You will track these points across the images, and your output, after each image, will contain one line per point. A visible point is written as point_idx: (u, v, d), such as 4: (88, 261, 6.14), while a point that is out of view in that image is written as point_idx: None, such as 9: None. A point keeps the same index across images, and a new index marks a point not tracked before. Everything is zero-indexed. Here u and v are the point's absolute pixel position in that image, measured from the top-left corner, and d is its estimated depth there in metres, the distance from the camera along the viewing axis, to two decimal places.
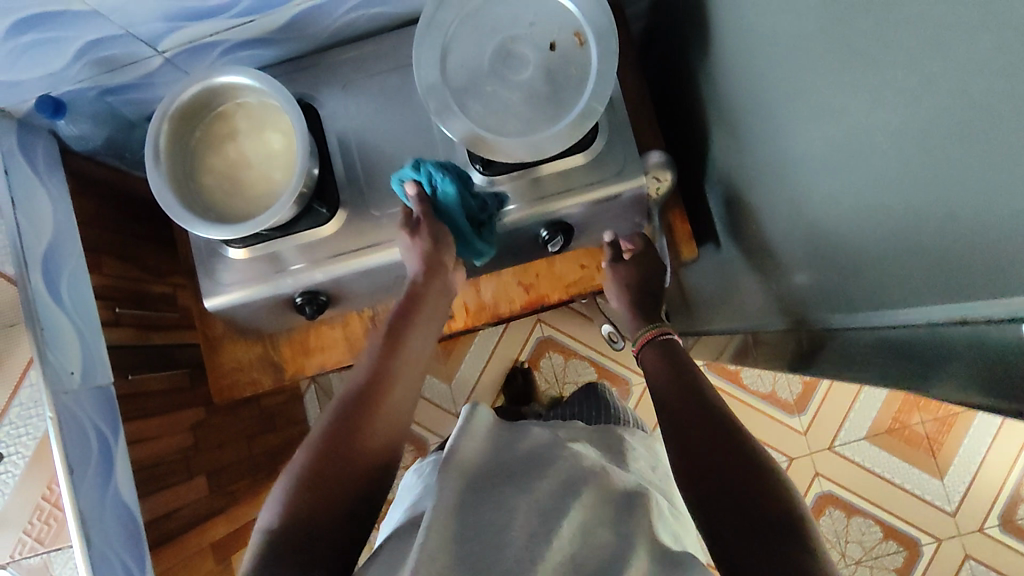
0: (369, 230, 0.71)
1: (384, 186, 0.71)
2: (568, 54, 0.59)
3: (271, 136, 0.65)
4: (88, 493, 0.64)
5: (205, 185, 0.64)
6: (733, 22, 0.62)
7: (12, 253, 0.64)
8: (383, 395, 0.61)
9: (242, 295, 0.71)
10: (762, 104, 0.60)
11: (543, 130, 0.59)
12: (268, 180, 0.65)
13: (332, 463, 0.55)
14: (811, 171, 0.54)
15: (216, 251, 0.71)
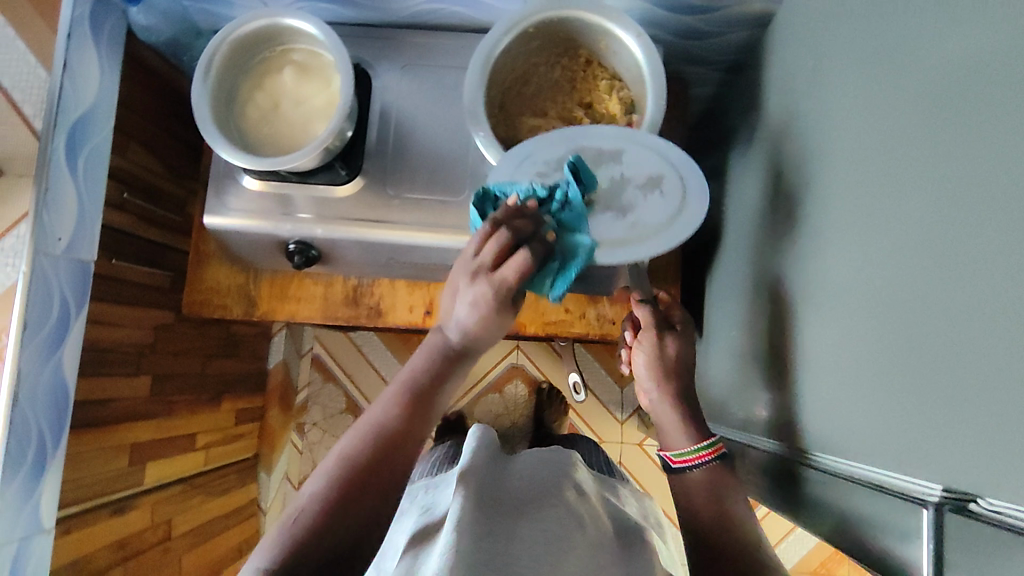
0: (380, 205, 0.73)
1: (408, 170, 0.73)
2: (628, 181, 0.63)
3: (318, 89, 0.67)
4: (32, 356, 0.66)
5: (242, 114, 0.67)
6: (783, 131, 0.64)
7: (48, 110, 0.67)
8: (405, 450, 0.53)
9: (241, 223, 0.73)
10: (789, 215, 0.61)
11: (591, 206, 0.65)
12: (301, 127, 0.67)
13: (350, 507, 0.48)
14: (811, 300, 0.55)
15: (234, 175, 0.73)
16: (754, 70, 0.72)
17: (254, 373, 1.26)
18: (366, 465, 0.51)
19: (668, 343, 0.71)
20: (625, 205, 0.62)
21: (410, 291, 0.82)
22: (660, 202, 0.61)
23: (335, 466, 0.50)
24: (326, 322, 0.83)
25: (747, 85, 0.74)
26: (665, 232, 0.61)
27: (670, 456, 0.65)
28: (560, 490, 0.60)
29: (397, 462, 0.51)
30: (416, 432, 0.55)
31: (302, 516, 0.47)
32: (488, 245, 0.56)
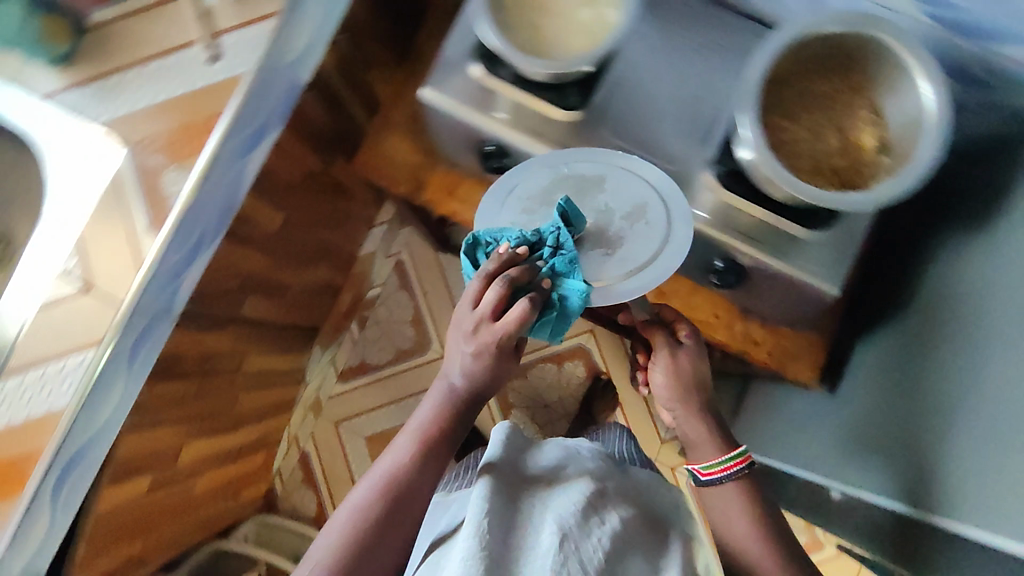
0: (587, 143, 0.73)
1: (631, 120, 0.73)
2: (632, 213, 0.69)
3: (590, 12, 0.67)
4: (229, 150, 0.66)
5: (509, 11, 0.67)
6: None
7: None
8: (414, 479, 0.58)
9: (450, 106, 0.74)
10: (1010, 308, 0.57)
11: (662, 248, 0.67)
12: (557, 40, 0.67)
13: (362, 556, 0.55)
14: (998, 395, 0.54)
15: (464, 62, 0.73)
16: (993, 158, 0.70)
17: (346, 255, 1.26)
18: (396, 491, 0.57)
19: (683, 353, 0.68)
20: (619, 236, 0.68)
21: None
22: (648, 231, 0.68)
23: (339, 531, 0.55)
24: None
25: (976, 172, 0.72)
26: (650, 261, 0.67)
27: (699, 470, 0.69)
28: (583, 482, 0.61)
29: (418, 485, 0.58)
30: (427, 460, 0.59)
31: (309, 564, 0.54)
32: (487, 295, 0.57)
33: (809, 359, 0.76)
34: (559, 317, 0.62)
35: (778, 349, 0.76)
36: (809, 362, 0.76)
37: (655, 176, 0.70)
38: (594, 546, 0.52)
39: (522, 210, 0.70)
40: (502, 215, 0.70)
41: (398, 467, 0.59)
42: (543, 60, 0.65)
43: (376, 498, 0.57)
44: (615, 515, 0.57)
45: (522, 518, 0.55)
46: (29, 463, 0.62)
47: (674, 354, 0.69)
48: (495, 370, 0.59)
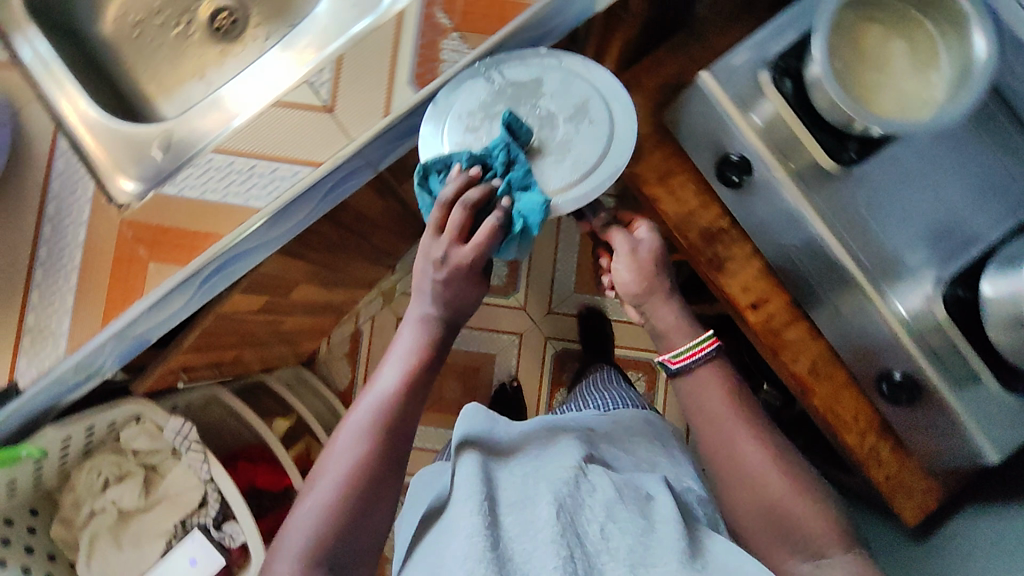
0: (831, 200, 0.69)
1: (887, 202, 0.68)
2: (580, 108, 0.59)
3: (915, 86, 0.61)
4: (512, 45, 0.64)
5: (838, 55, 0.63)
6: None
7: None
8: (399, 413, 0.56)
9: (717, 95, 0.70)
10: None
11: (598, 137, 0.59)
12: (866, 87, 0.62)
13: (378, 479, 0.54)
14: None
15: (763, 64, 0.69)
16: None
17: None
18: (391, 431, 0.56)
19: (645, 244, 0.62)
20: (563, 143, 0.59)
21: (757, 276, 0.78)
22: (591, 134, 0.59)
23: (346, 462, 0.53)
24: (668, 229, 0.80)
25: None
26: (597, 166, 0.58)
27: (670, 360, 0.61)
28: (551, 442, 0.65)
29: (411, 417, 0.57)
30: (410, 395, 0.57)
31: (314, 494, 0.53)
32: (451, 218, 0.54)
33: (915, 498, 0.76)
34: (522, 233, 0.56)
35: (896, 475, 0.76)
36: (915, 501, 0.76)
37: (588, 69, 0.61)
38: (593, 520, 0.56)
39: (464, 123, 0.59)
40: (442, 137, 0.59)
41: (387, 404, 0.56)
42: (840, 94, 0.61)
43: (371, 427, 0.55)
44: (606, 475, 0.60)
45: (508, 494, 0.58)
46: (207, 243, 0.61)
47: (635, 246, 0.62)
48: (459, 286, 0.57)
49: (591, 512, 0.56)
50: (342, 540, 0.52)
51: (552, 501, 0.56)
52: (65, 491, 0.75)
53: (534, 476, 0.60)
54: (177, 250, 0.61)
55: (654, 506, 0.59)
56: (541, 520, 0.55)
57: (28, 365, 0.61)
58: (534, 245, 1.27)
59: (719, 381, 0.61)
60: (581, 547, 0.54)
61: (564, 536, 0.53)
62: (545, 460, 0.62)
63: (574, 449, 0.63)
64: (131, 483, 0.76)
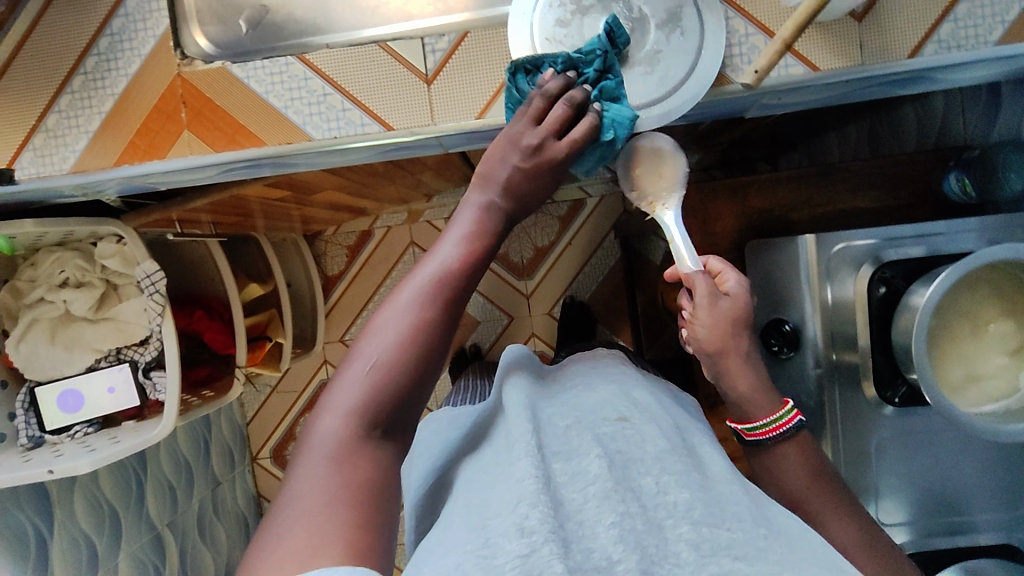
0: (847, 421, 0.66)
1: (891, 449, 0.66)
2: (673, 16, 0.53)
3: (986, 379, 0.58)
4: None
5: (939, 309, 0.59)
6: None
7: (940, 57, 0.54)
8: (462, 277, 0.46)
9: (805, 263, 0.66)
10: None
11: (690, 39, 0.53)
12: (944, 348, 0.59)
13: (434, 347, 0.44)
14: None
15: (863, 261, 0.65)
16: None
17: None
18: (454, 291, 0.45)
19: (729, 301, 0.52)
20: (652, 53, 0.53)
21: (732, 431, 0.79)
22: (682, 46, 0.53)
23: (404, 320, 0.43)
24: None
25: None
26: (682, 83, 0.53)
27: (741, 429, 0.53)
28: (593, 381, 0.53)
29: (473, 286, 0.47)
30: (479, 262, 0.48)
31: (356, 364, 0.42)
32: (554, 111, 0.50)
33: None
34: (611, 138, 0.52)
35: None
36: None
37: None
38: (646, 474, 0.40)
39: (556, 16, 0.53)
40: (533, 31, 0.54)
41: (449, 270, 0.46)
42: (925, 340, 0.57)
43: (431, 284, 0.45)
44: (655, 423, 0.46)
45: (554, 434, 0.45)
46: (245, 142, 0.57)
47: (717, 294, 0.53)
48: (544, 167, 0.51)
49: (640, 465, 0.41)
50: (393, 410, 0.41)
51: (603, 456, 0.41)
52: (27, 268, 0.75)
53: (583, 412, 0.47)
54: (214, 133, 0.57)
55: (711, 456, 0.45)
56: (592, 473, 0.40)
57: (34, 162, 0.58)
58: (569, 249, 1.24)
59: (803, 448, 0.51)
60: (640, 498, 0.39)
61: (619, 494, 0.38)
62: (596, 396, 0.50)
63: (620, 394, 0.50)
64: (88, 293, 0.75)
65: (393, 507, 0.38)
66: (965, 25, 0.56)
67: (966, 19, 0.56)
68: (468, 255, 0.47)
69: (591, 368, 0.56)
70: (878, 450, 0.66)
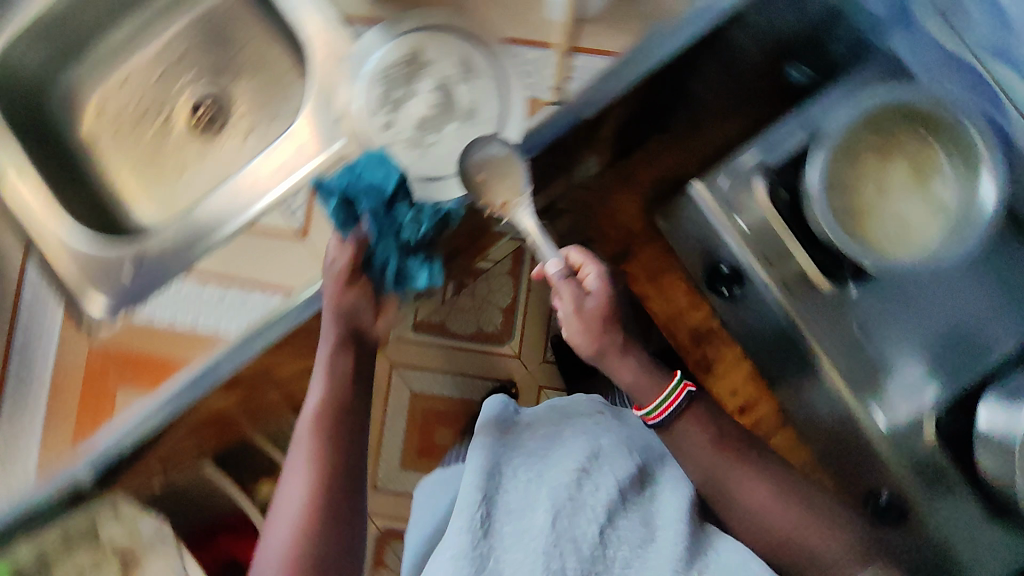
0: (824, 318, 0.68)
1: (878, 317, 0.67)
2: (470, 72, 0.61)
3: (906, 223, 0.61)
4: None
5: (838, 182, 0.60)
6: None
7: None
8: (334, 426, 0.52)
9: (708, 209, 0.71)
10: None
11: (492, 81, 0.60)
12: (863, 215, 0.61)
13: (335, 489, 0.51)
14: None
15: (754, 176, 0.68)
16: None
17: None
18: (331, 440, 0.52)
19: (596, 297, 0.55)
20: (470, 107, 0.60)
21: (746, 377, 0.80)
22: (488, 88, 0.60)
23: (297, 498, 0.50)
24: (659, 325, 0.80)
25: None
26: (505, 117, 0.59)
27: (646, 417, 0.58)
28: (558, 432, 0.61)
29: (349, 428, 0.53)
30: (345, 403, 0.53)
31: (274, 542, 0.49)
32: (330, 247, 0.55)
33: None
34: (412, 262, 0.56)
35: None
36: None
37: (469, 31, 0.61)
38: (591, 520, 0.52)
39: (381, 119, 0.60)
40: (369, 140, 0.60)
41: (318, 428, 0.52)
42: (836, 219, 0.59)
43: (312, 445, 0.51)
44: (611, 473, 0.56)
45: (512, 498, 0.55)
46: (177, 367, 0.58)
47: (582, 294, 0.55)
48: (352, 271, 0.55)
49: (590, 487, 0.54)
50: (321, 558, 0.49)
51: (550, 508, 0.52)
52: None
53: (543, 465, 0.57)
54: (146, 374, 0.59)
55: (657, 508, 0.57)
56: (539, 526, 0.51)
57: None
58: None
59: (703, 433, 0.59)
60: (584, 549, 0.51)
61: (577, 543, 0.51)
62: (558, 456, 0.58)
63: (583, 445, 0.58)
64: None
65: None
66: None
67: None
68: (349, 394, 0.54)
69: (569, 415, 0.64)
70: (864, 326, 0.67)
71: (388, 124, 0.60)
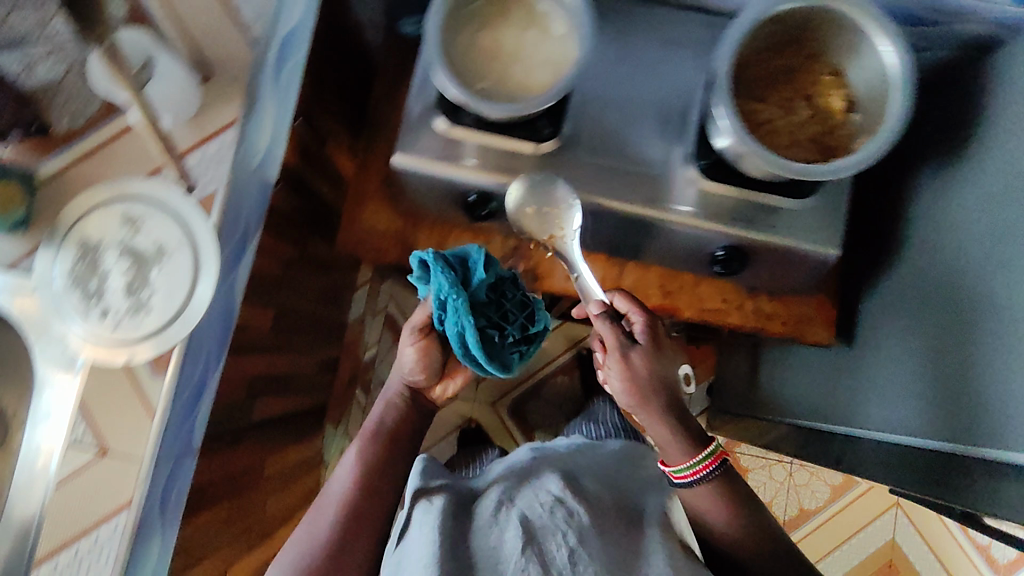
0: (571, 172, 0.72)
1: (603, 139, 0.72)
2: (133, 219, 0.61)
3: (544, 54, 0.65)
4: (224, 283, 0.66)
5: (471, 63, 0.65)
6: (1000, 154, 0.62)
7: (268, 18, 0.65)
8: (366, 492, 0.73)
9: (428, 167, 0.72)
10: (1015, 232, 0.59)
11: (159, 211, 0.61)
12: (508, 81, 0.65)
13: (360, 518, 0.72)
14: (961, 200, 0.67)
15: (426, 118, 0.72)
16: (965, 82, 0.69)
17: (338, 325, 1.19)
18: (354, 508, 0.72)
19: (636, 353, 0.65)
20: (157, 244, 0.61)
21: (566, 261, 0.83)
22: (159, 219, 0.61)
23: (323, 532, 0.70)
24: None
25: (935, 100, 0.73)
26: (192, 233, 0.61)
27: (675, 473, 0.71)
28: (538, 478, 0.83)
29: (372, 501, 0.73)
30: (381, 487, 0.74)
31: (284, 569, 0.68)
32: (416, 312, 0.73)
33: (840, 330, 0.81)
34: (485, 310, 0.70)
35: (790, 314, 0.79)
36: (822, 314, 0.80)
37: (111, 189, 0.62)
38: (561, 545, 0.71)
39: (95, 314, 0.59)
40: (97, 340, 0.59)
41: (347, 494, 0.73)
42: (490, 102, 0.63)
43: (338, 509, 0.72)
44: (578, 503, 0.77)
45: (481, 539, 0.74)
46: None
47: (625, 352, 0.66)
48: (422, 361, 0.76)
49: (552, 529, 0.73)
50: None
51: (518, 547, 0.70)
52: None
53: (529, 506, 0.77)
54: None
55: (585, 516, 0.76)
56: (509, 558, 0.70)
57: None
58: None
59: (720, 491, 0.72)
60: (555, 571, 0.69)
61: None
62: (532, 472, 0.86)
63: (554, 485, 0.80)
64: None
65: None
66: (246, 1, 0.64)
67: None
68: (396, 430, 0.78)
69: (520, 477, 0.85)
70: (597, 149, 0.72)
71: (104, 311, 0.59)
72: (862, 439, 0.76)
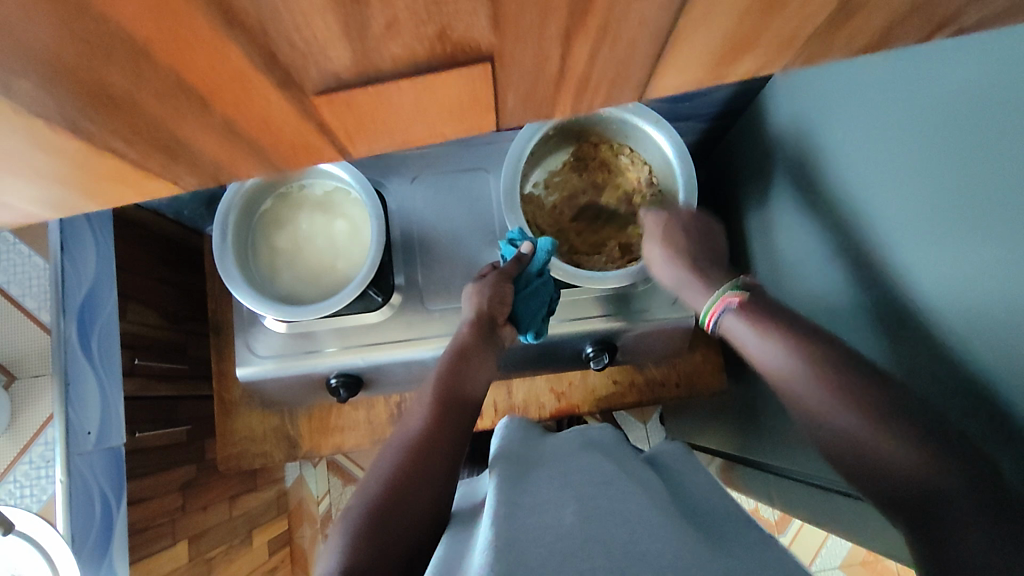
0: (419, 322, 0.70)
1: (440, 279, 0.71)
2: None
3: (349, 237, 0.65)
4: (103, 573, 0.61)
5: (266, 260, 0.64)
6: (787, 171, 0.63)
7: (51, 296, 0.61)
8: (460, 379, 0.57)
9: (277, 369, 0.69)
10: (832, 189, 0.55)
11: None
12: (322, 275, 0.64)
13: (431, 458, 0.50)
14: (833, 107, 0.52)
15: (258, 319, 0.69)
16: (747, 121, 0.71)
17: (274, 498, 1.14)
18: (459, 392, 0.57)
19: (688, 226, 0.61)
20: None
21: None
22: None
23: (412, 427, 0.53)
24: (375, 445, 0.79)
25: (734, 136, 0.76)
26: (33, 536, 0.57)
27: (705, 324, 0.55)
28: (563, 454, 0.53)
29: (469, 404, 0.57)
30: (466, 382, 0.58)
31: (415, 424, 0.54)
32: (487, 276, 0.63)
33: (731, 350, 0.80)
34: (540, 285, 0.62)
35: (681, 373, 0.80)
36: (711, 355, 0.81)
37: None
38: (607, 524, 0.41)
39: None
40: None
41: (438, 396, 0.56)
42: (306, 305, 0.62)
43: (441, 388, 0.57)
44: (586, 498, 0.44)
45: (502, 500, 0.44)
46: None
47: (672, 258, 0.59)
48: (495, 287, 0.61)
49: (616, 518, 0.41)
50: (374, 529, 0.44)
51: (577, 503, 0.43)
52: None
53: (568, 477, 0.48)
54: None
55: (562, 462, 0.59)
56: (566, 519, 0.41)
57: None
58: None
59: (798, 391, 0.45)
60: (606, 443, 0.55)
61: (585, 553, 0.37)
62: (571, 445, 0.55)
63: (608, 463, 0.50)
64: None
65: (413, 503, 0.47)
66: (28, 285, 0.63)
67: (18, 277, 0.62)
68: (484, 356, 0.60)
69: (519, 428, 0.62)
70: (439, 292, 0.71)
71: None
72: (785, 426, 0.69)
